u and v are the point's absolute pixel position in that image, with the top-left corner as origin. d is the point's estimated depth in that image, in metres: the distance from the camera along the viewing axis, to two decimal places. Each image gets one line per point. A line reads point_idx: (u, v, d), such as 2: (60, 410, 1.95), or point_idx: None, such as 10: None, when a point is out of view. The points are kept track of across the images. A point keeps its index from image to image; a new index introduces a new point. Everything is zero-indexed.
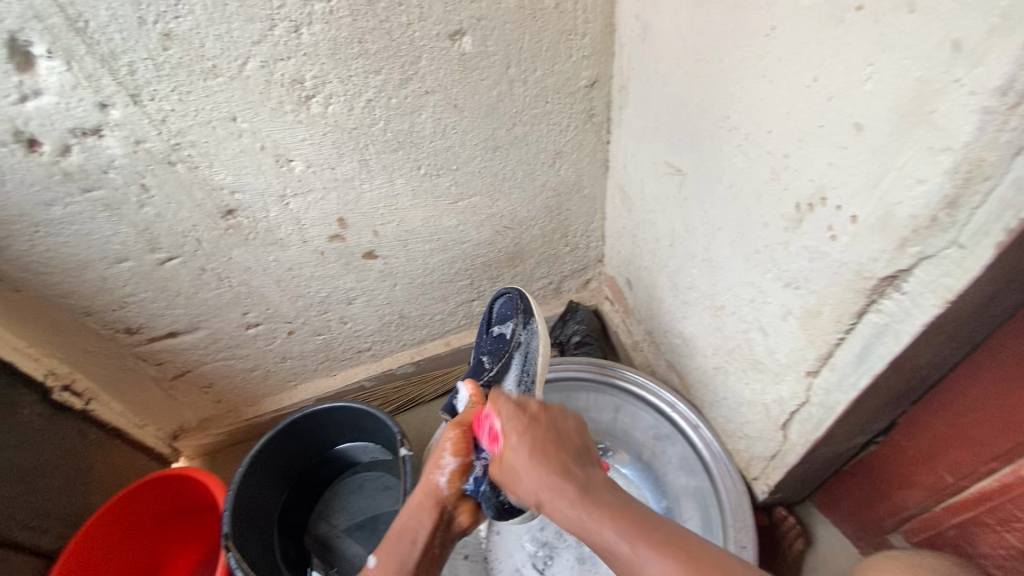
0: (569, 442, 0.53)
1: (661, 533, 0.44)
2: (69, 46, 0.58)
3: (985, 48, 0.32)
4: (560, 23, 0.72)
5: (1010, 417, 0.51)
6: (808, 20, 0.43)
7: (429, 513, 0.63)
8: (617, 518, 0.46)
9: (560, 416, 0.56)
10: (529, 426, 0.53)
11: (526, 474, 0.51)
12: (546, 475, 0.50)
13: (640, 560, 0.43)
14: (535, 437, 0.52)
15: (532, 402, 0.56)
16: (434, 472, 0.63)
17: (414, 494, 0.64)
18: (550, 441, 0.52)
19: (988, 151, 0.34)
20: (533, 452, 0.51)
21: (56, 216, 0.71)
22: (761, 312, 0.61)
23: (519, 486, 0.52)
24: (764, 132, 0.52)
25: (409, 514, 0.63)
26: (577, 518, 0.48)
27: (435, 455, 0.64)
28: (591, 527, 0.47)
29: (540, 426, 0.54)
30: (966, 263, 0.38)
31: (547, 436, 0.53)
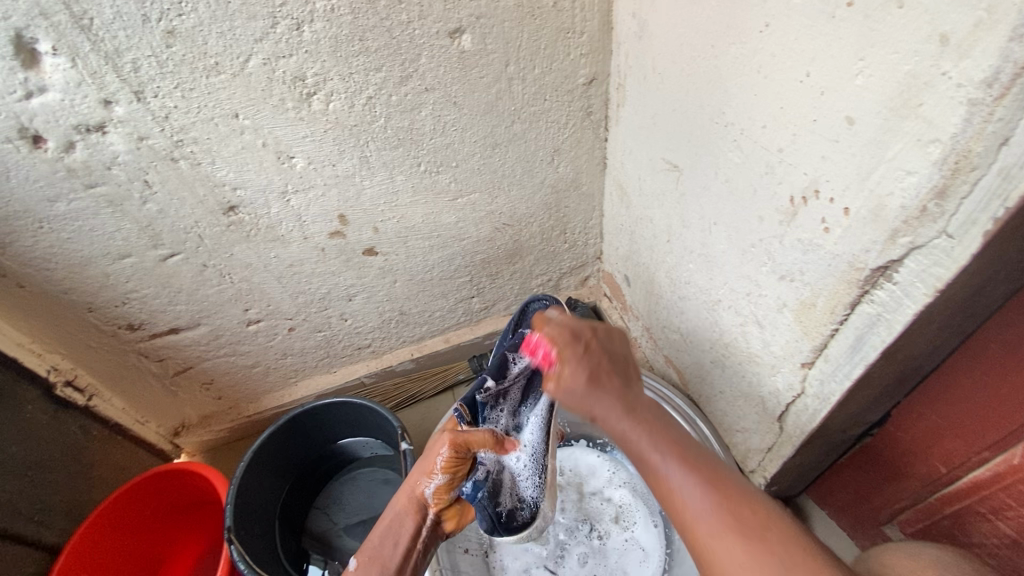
0: (620, 359, 0.53)
1: (687, 450, 0.48)
2: (74, 43, 0.59)
3: (971, 40, 0.32)
4: (558, 21, 0.73)
5: (1001, 407, 0.52)
6: (800, 16, 0.44)
7: (416, 516, 0.62)
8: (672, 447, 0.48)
9: (617, 339, 0.55)
10: (590, 353, 0.52)
11: (580, 395, 0.50)
12: (600, 394, 0.50)
13: (672, 477, 0.46)
14: (596, 362, 0.51)
15: (585, 326, 0.54)
16: (423, 482, 0.62)
17: (399, 496, 0.63)
18: (610, 372, 0.51)
19: (976, 142, 0.35)
20: (592, 378, 0.50)
21: (60, 212, 0.72)
22: (757, 305, 0.62)
23: (568, 403, 0.51)
24: (759, 127, 0.52)
25: (395, 516, 0.61)
26: (626, 429, 0.49)
27: (425, 464, 0.63)
28: (634, 437, 0.49)
29: (602, 348, 0.53)
30: (955, 252, 0.39)
31: (609, 360, 0.52)
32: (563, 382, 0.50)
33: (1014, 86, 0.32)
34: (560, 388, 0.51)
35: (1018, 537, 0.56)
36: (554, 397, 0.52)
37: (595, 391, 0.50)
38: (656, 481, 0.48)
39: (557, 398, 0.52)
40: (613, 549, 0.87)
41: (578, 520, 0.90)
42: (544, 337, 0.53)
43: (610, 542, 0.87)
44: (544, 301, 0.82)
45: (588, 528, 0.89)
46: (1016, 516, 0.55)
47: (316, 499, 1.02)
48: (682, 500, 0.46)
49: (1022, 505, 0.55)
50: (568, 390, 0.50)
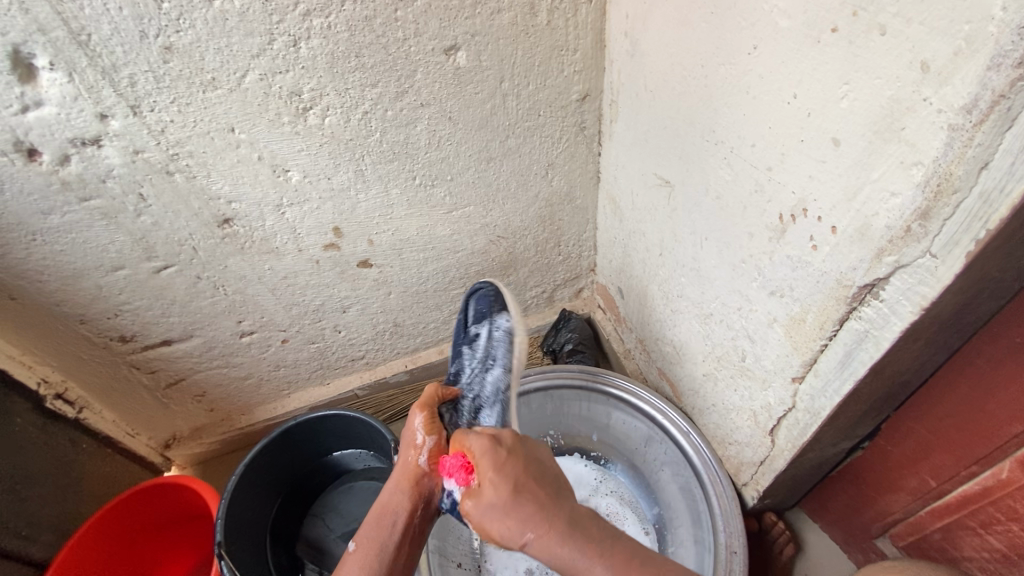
0: (543, 473, 0.54)
1: (630, 551, 0.49)
2: (71, 58, 0.59)
3: (951, 68, 0.33)
4: (552, 39, 0.74)
5: (988, 422, 0.53)
6: (788, 40, 0.45)
7: (412, 491, 0.58)
8: (619, 559, 0.48)
9: (531, 449, 0.56)
10: (510, 461, 0.53)
11: (502, 522, 0.50)
12: (531, 514, 0.49)
13: None
14: (517, 475, 0.52)
15: (503, 433, 0.56)
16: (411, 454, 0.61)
17: (391, 474, 0.61)
18: (527, 499, 0.50)
19: (956, 165, 0.35)
20: (514, 493, 0.50)
21: (53, 225, 0.72)
22: (749, 319, 0.63)
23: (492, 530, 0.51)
24: (748, 146, 0.53)
25: (390, 496, 0.59)
26: (562, 552, 0.48)
27: (405, 438, 0.63)
28: (563, 555, 0.48)
29: (522, 461, 0.53)
30: (938, 272, 0.40)
31: (526, 477, 0.52)
32: (483, 496, 0.51)
33: (993, 112, 0.33)
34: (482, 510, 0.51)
35: (1007, 551, 0.56)
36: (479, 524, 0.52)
37: (523, 519, 0.49)
38: None
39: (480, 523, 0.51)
40: None
41: None
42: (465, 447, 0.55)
43: None
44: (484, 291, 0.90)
45: None
46: (1005, 530, 0.56)
47: (308, 512, 1.02)
48: None
49: (1010, 519, 0.55)
50: (491, 504, 0.50)
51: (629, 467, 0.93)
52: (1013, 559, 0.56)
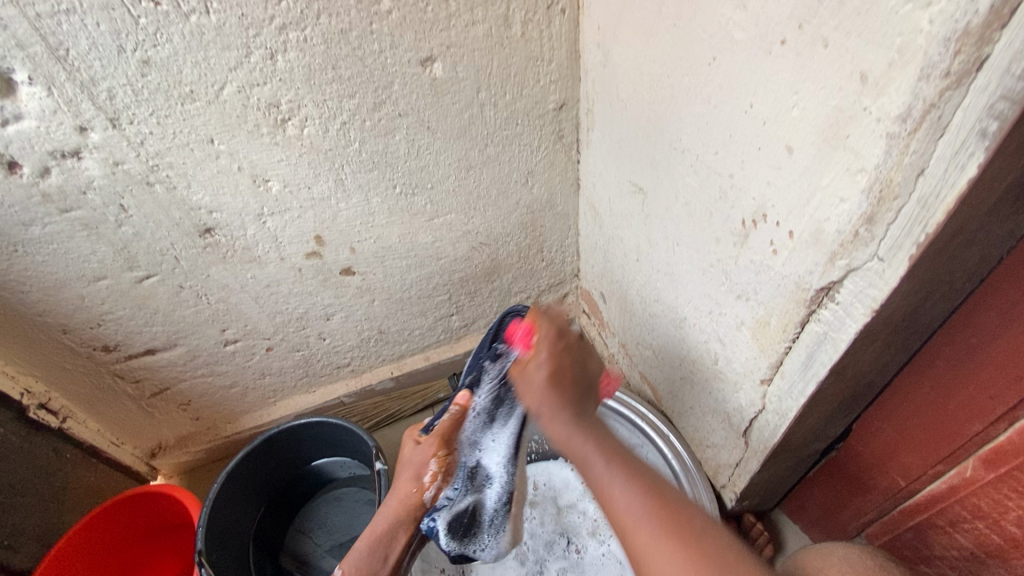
0: (579, 370, 0.55)
1: (623, 450, 0.49)
2: (50, 73, 0.60)
3: (887, 79, 0.35)
4: (527, 50, 0.76)
5: (950, 421, 0.54)
6: (743, 51, 0.46)
7: (405, 525, 0.68)
8: (613, 457, 0.48)
9: (585, 354, 0.56)
10: (562, 351, 0.55)
11: (539, 386, 0.52)
12: (549, 400, 0.51)
13: (613, 488, 0.46)
14: (557, 361, 0.54)
15: (569, 330, 0.57)
16: (414, 490, 0.68)
17: (390, 501, 0.68)
18: (567, 385, 0.53)
19: (895, 172, 0.37)
20: (554, 371, 0.53)
21: (34, 236, 0.72)
22: (719, 323, 0.64)
23: (527, 398, 0.53)
24: (712, 154, 0.55)
25: (384, 525, 0.67)
26: (564, 432, 0.50)
27: (415, 471, 0.69)
28: (581, 446, 0.49)
29: (569, 353, 0.55)
30: (886, 275, 0.41)
31: (565, 359, 0.54)
32: (528, 369, 0.53)
33: (925, 121, 0.34)
34: (531, 359, 0.54)
35: (975, 549, 0.57)
36: (516, 382, 0.55)
37: (548, 392, 0.51)
38: (590, 484, 0.48)
39: (520, 397, 0.54)
40: (591, 562, 0.87)
41: (557, 534, 0.91)
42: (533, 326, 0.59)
43: (587, 554, 0.88)
44: (522, 314, 0.82)
45: (565, 541, 0.90)
46: (971, 527, 0.57)
47: (293, 520, 1.02)
48: (622, 508, 0.46)
49: (976, 517, 0.56)
50: (531, 379, 0.53)
51: None
52: (980, 557, 0.56)
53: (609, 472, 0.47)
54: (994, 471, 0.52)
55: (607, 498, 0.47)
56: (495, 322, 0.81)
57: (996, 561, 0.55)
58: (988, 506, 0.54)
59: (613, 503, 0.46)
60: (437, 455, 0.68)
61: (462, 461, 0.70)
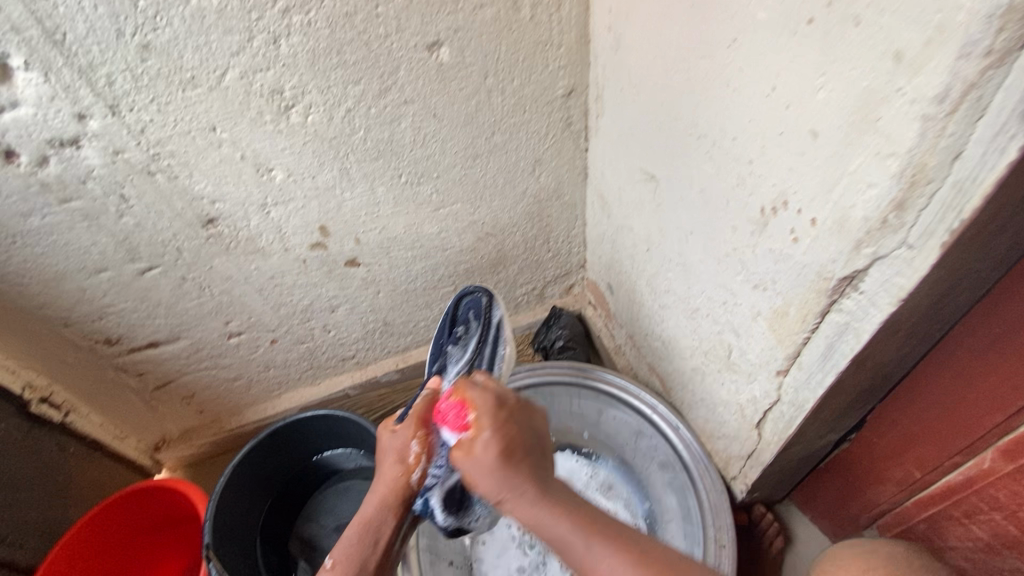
0: (530, 440, 0.48)
1: (598, 517, 0.46)
2: (46, 58, 0.59)
3: (923, 58, 0.33)
4: (535, 34, 0.74)
5: (970, 412, 0.53)
6: (766, 32, 0.44)
7: (395, 509, 0.60)
8: (600, 538, 0.45)
9: (525, 419, 0.50)
10: (507, 424, 0.48)
11: (483, 476, 0.46)
12: (507, 486, 0.46)
13: (597, 563, 0.44)
14: (507, 436, 0.47)
15: (510, 395, 0.51)
16: (399, 473, 0.59)
17: (377, 487, 0.60)
18: (516, 472, 0.46)
19: (930, 156, 0.35)
20: (502, 451, 0.46)
21: (33, 227, 0.71)
22: (733, 313, 0.63)
23: (477, 480, 0.47)
24: (730, 140, 0.53)
25: (374, 514, 0.59)
26: (532, 513, 0.46)
27: (396, 455, 0.60)
28: (549, 526, 0.45)
29: (515, 425, 0.48)
30: (915, 263, 0.40)
31: (512, 439, 0.47)
32: (472, 452, 0.47)
33: (964, 102, 0.33)
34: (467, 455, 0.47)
35: (991, 541, 0.56)
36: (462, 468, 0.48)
37: (500, 479, 0.46)
38: (573, 560, 0.45)
39: (471, 483, 0.48)
40: None
41: None
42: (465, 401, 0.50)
43: None
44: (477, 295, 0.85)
45: None
46: (988, 519, 0.56)
47: (298, 513, 1.01)
48: None
49: (993, 509, 0.55)
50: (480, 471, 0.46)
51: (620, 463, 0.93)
52: (997, 549, 0.56)
53: (594, 551, 0.44)
54: (1015, 463, 0.51)
55: None
56: (453, 308, 0.87)
57: (1013, 553, 0.55)
58: (1007, 498, 0.53)
59: None
60: (418, 434, 0.59)
61: (446, 436, 0.61)
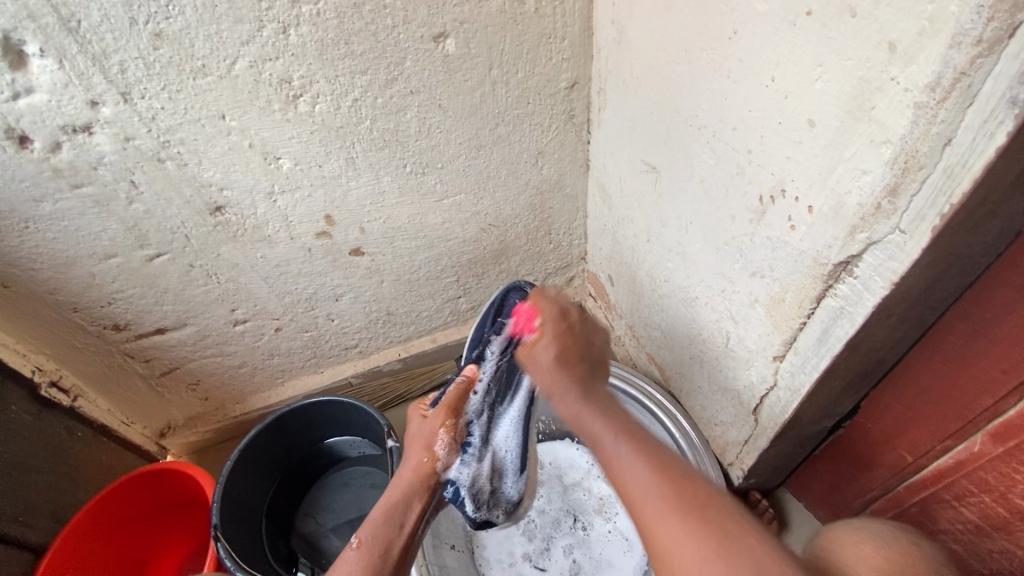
0: (585, 354, 0.59)
1: (671, 459, 0.44)
2: (61, 45, 0.60)
3: (916, 48, 0.35)
4: (540, 27, 0.75)
5: (960, 396, 0.55)
6: (766, 24, 0.46)
7: (422, 491, 0.62)
8: (638, 446, 0.45)
9: (589, 332, 0.62)
10: (567, 336, 0.60)
11: (546, 365, 0.57)
12: (550, 377, 0.56)
13: (620, 457, 0.45)
14: (564, 342, 0.59)
15: (573, 310, 0.63)
16: (428, 456, 0.64)
17: (407, 468, 0.64)
18: (575, 330, 0.61)
19: (922, 142, 0.37)
20: (558, 354, 0.57)
21: (45, 212, 0.72)
22: (732, 301, 0.64)
23: (535, 377, 0.58)
24: (730, 130, 0.55)
25: (401, 493, 0.61)
26: (573, 406, 0.52)
27: (426, 441, 0.65)
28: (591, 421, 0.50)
29: (576, 338, 0.60)
30: (907, 247, 0.41)
31: (572, 357, 0.58)
32: (535, 351, 0.58)
33: (954, 89, 0.34)
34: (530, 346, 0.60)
35: (980, 522, 0.58)
36: (528, 370, 0.60)
37: (553, 373, 0.56)
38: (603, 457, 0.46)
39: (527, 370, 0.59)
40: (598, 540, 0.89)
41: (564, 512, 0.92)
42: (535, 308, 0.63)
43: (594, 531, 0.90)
44: (522, 290, 0.80)
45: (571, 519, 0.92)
46: (978, 501, 0.58)
47: (302, 499, 1.03)
48: (629, 479, 0.43)
49: (982, 491, 0.57)
50: (535, 362, 0.58)
51: None
52: (985, 530, 0.57)
53: (623, 452, 0.45)
54: (1004, 445, 0.53)
55: (614, 469, 0.45)
56: (498, 296, 0.81)
57: (1001, 533, 0.56)
58: (995, 480, 0.55)
59: (619, 471, 0.44)
60: (447, 421, 0.66)
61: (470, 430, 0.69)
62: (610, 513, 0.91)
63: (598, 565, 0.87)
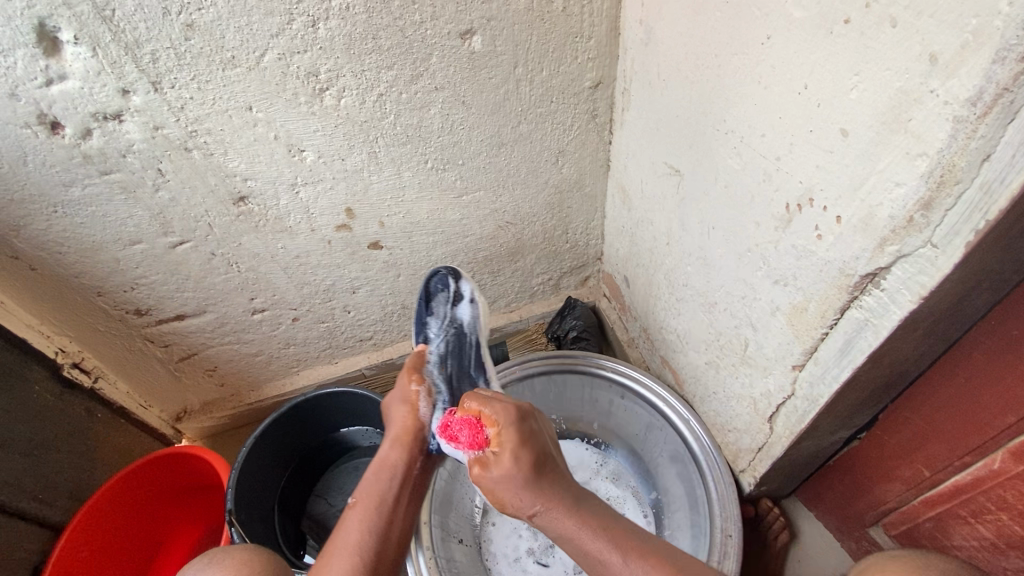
0: (546, 446, 0.60)
1: (632, 537, 0.55)
2: (95, 33, 0.61)
3: (959, 61, 0.34)
4: (567, 25, 0.75)
5: (983, 413, 0.54)
6: (800, 31, 0.45)
7: (406, 447, 0.68)
8: (634, 552, 0.54)
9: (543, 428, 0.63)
10: (529, 437, 0.58)
11: (517, 488, 0.56)
12: (530, 489, 0.56)
13: (631, 573, 0.52)
14: (534, 449, 0.58)
15: (523, 405, 0.62)
16: (409, 414, 0.70)
17: (390, 430, 0.70)
18: (534, 436, 0.59)
19: (959, 157, 0.36)
20: (532, 467, 0.57)
21: (74, 197, 0.73)
22: (752, 308, 0.64)
23: (500, 495, 0.57)
24: (758, 136, 0.54)
25: (389, 454, 0.67)
26: (564, 522, 0.56)
27: (401, 399, 0.72)
28: (583, 537, 0.55)
29: (534, 437, 0.59)
30: (938, 262, 0.41)
31: (540, 451, 0.58)
32: (495, 471, 0.57)
33: (996, 105, 0.33)
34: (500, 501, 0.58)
35: (996, 540, 0.58)
36: (488, 491, 0.58)
37: (533, 491, 0.56)
38: (608, 573, 0.54)
39: (494, 494, 0.58)
40: None
41: None
42: (484, 418, 0.60)
43: None
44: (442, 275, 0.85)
45: None
46: (994, 519, 0.57)
47: (314, 486, 1.05)
48: None
49: (1000, 509, 0.56)
50: (503, 497, 0.57)
51: (630, 451, 0.95)
52: (1000, 548, 0.57)
53: (623, 561, 0.53)
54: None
55: None
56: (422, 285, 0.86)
57: (1016, 552, 0.56)
58: (1014, 499, 0.54)
59: None
60: (413, 378, 0.72)
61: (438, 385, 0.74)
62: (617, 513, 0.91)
63: None
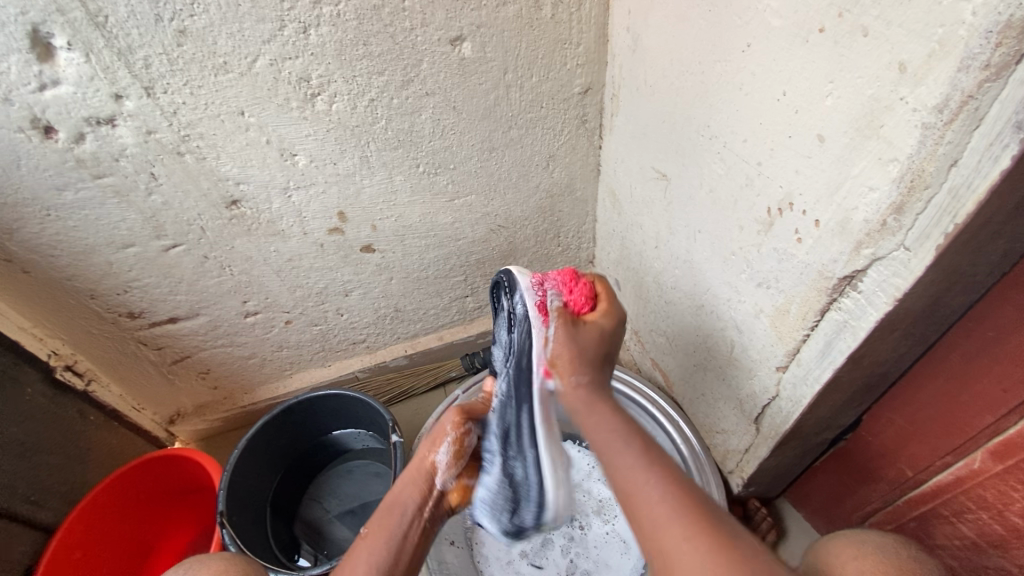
0: (601, 362, 0.57)
1: (657, 450, 0.47)
2: (88, 39, 0.61)
3: (926, 70, 0.35)
4: (556, 32, 0.76)
5: (962, 413, 0.55)
6: (778, 39, 0.46)
7: (421, 488, 0.65)
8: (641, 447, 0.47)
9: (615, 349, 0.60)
10: (606, 335, 0.59)
11: (581, 339, 0.57)
12: (586, 353, 0.56)
13: (622, 454, 0.47)
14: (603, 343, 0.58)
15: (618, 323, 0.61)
16: (431, 453, 0.66)
17: (408, 470, 0.66)
18: (603, 343, 0.58)
19: (929, 162, 0.37)
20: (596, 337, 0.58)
21: (67, 201, 0.74)
22: (737, 311, 0.65)
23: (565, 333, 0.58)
24: (740, 141, 0.55)
25: (402, 490, 0.64)
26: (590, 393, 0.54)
27: (433, 436, 0.68)
28: (591, 405, 0.52)
29: (607, 344, 0.59)
30: (911, 264, 0.42)
31: (602, 353, 0.58)
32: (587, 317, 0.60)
33: (961, 112, 0.34)
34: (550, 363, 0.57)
35: (977, 539, 0.58)
36: (552, 328, 0.59)
37: (587, 358, 0.56)
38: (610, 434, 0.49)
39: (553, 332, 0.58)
40: (595, 541, 0.90)
41: None
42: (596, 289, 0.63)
43: (592, 530, 0.91)
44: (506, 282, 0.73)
45: (569, 518, 0.93)
46: (976, 518, 0.58)
47: (306, 489, 1.05)
48: (630, 470, 0.46)
49: (981, 508, 0.57)
50: (572, 403, 0.54)
51: None
52: (981, 547, 0.58)
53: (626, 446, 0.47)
54: (1003, 463, 0.53)
55: (612, 455, 0.48)
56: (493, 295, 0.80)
57: (997, 551, 0.56)
58: (994, 497, 0.55)
59: (616, 456, 0.47)
60: (454, 419, 0.68)
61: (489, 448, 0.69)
62: (608, 515, 0.92)
63: (595, 566, 0.88)
